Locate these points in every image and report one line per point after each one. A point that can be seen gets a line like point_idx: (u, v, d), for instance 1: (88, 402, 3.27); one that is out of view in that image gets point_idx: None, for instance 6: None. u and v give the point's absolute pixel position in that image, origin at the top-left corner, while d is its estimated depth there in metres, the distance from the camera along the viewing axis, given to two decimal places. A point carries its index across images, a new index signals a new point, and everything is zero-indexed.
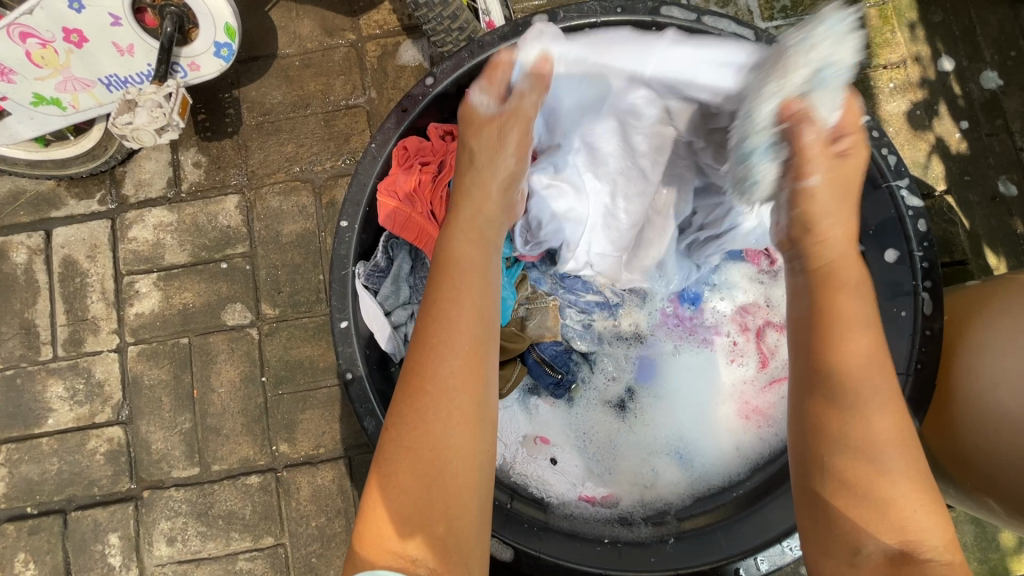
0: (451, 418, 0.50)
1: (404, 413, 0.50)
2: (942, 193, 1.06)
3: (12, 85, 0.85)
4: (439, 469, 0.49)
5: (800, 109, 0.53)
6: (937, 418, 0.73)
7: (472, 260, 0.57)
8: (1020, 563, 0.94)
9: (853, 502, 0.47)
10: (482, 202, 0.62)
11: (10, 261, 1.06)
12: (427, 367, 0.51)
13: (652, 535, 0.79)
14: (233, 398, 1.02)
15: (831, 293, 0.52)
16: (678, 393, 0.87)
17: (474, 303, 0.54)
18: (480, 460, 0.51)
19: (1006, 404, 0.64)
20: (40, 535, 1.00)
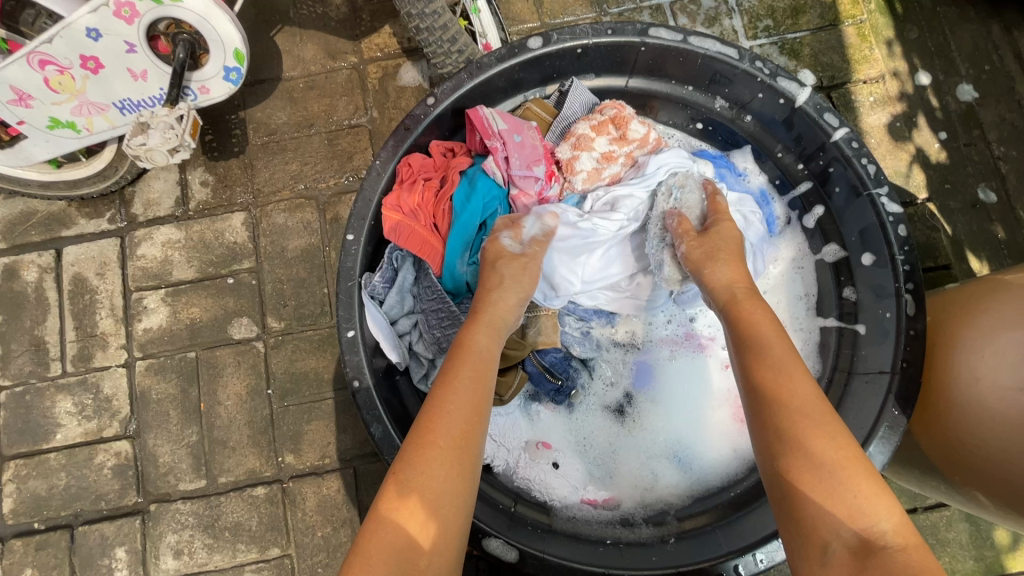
0: (447, 460, 0.55)
1: (409, 454, 0.56)
2: (923, 201, 1.09)
3: (29, 110, 0.89)
4: (427, 506, 0.53)
5: (712, 187, 0.83)
6: (928, 414, 0.75)
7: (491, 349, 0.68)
8: (1016, 560, 0.96)
9: (809, 505, 0.49)
10: (499, 305, 0.72)
11: (21, 280, 1.09)
12: (437, 423, 0.57)
13: (653, 535, 0.82)
14: (240, 410, 1.04)
15: (753, 344, 0.60)
16: (675, 397, 0.89)
17: (484, 377, 0.63)
18: (467, 506, 0.55)
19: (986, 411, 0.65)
20: (46, 550, 1.01)
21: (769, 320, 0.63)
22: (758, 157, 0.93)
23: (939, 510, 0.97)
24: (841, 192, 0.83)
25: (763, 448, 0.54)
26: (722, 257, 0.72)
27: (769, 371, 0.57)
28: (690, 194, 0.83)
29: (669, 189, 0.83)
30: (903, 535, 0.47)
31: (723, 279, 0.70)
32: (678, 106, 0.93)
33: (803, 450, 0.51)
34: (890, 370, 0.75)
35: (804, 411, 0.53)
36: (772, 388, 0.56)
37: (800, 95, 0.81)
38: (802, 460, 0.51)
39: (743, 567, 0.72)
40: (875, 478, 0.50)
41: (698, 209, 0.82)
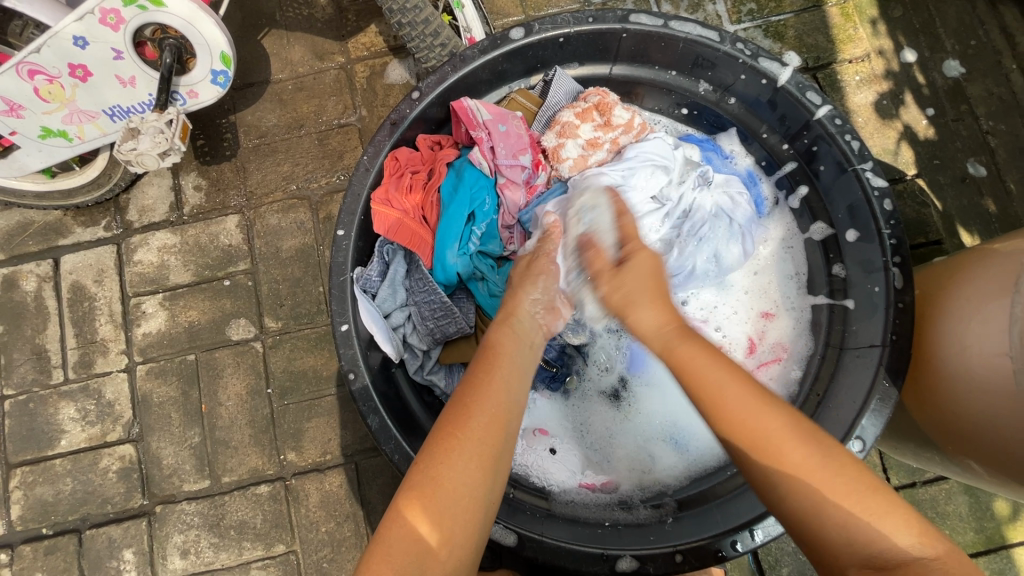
0: (467, 461, 0.55)
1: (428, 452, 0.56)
2: (913, 178, 1.09)
3: (21, 120, 0.90)
4: (448, 506, 0.54)
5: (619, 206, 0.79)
6: (926, 387, 0.74)
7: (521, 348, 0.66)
8: (1016, 530, 0.96)
9: (815, 512, 0.49)
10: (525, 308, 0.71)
11: (21, 290, 1.10)
12: (459, 422, 0.57)
13: (651, 516, 0.83)
14: (241, 410, 1.05)
15: None
16: (670, 380, 0.89)
17: (507, 380, 0.62)
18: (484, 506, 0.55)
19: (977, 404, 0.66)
20: (55, 554, 1.02)
21: (710, 358, 0.57)
22: (744, 139, 0.94)
23: (938, 483, 0.98)
24: (826, 169, 0.84)
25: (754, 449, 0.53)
26: (641, 301, 0.66)
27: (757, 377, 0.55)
28: (600, 217, 0.78)
29: (580, 212, 0.80)
30: (927, 538, 0.48)
31: (648, 323, 0.64)
32: (662, 91, 0.94)
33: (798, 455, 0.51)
34: (880, 343, 0.75)
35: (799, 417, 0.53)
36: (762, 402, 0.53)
37: (782, 74, 0.81)
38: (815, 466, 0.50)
39: (740, 543, 0.72)
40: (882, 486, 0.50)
41: (612, 232, 0.76)
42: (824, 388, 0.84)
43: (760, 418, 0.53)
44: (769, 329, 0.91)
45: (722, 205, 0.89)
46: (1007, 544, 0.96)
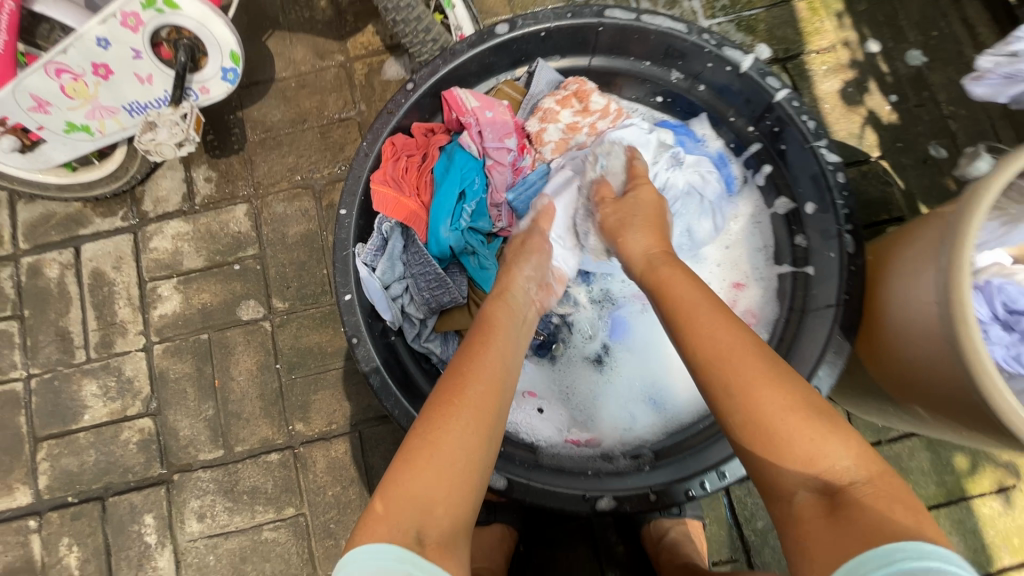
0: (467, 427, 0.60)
1: (428, 418, 0.61)
2: (877, 159, 1.16)
3: (48, 115, 0.98)
4: (451, 466, 0.58)
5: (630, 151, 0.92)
6: (877, 354, 0.80)
7: (505, 323, 0.75)
8: (975, 483, 1.03)
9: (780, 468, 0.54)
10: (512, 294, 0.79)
11: (45, 277, 1.18)
12: (458, 391, 0.63)
13: (629, 464, 0.88)
14: (251, 384, 1.13)
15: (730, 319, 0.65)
16: (648, 345, 0.98)
17: (500, 357, 0.69)
18: (481, 468, 0.60)
19: (922, 358, 0.72)
20: (81, 520, 1.09)
21: (706, 316, 0.64)
22: (714, 123, 1.02)
23: (901, 441, 1.05)
24: (785, 148, 0.91)
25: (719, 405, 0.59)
26: (633, 225, 0.81)
27: (723, 338, 0.61)
28: (615, 160, 0.91)
29: (597, 157, 0.92)
30: (863, 463, 0.53)
31: (640, 247, 0.78)
32: (638, 81, 1.02)
33: (756, 406, 0.56)
34: (834, 304, 0.84)
35: (757, 370, 0.58)
36: (725, 360, 0.60)
37: (744, 62, 0.89)
38: (772, 409, 0.56)
39: (708, 483, 0.79)
40: (831, 420, 0.55)
41: (621, 174, 0.90)
42: (789, 341, 0.90)
43: (724, 374, 0.59)
44: (739, 298, 0.99)
45: (693, 183, 0.98)
46: (967, 496, 1.03)
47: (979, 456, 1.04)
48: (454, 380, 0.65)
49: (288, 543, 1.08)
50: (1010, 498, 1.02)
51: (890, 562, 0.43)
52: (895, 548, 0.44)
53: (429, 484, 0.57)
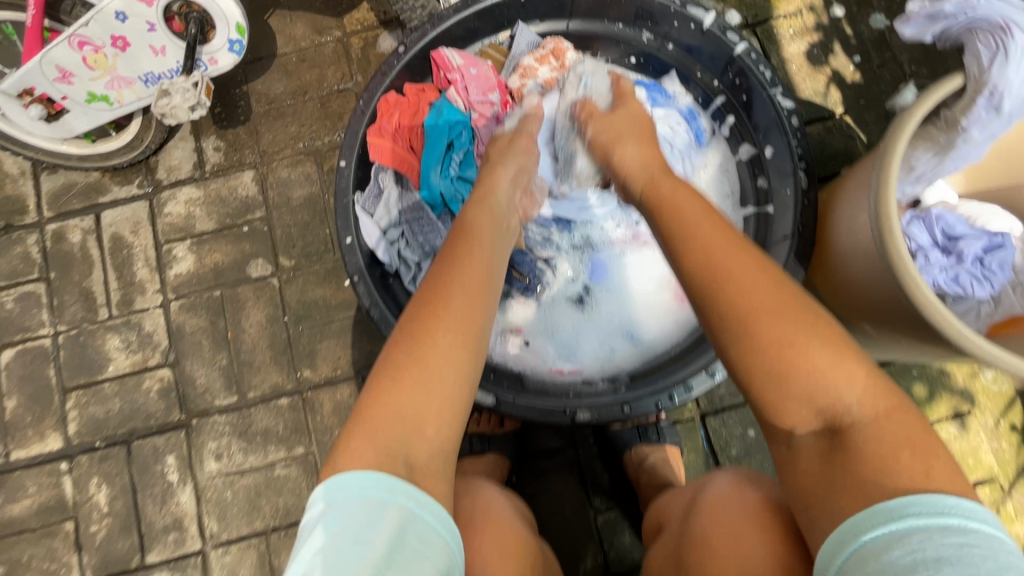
0: (453, 348, 0.64)
1: (410, 340, 0.64)
2: (841, 115, 1.24)
3: (71, 86, 1.06)
4: (436, 384, 0.63)
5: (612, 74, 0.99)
6: (829, 275, 0.90)
7: (481, 239, 0.77)
8: (932, 410, 1.11)
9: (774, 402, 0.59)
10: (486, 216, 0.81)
11: (68, 242, 1.27)
12: (437, 310, 0.65)
13: (607, 387, 0.96)
14: (261, 335, 1.22)
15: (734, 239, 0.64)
16: (625, 285, 1.06)
17: (475, 274, 0.71)
18: (464, 382, 0.65)
19: (871, 290, 0.82)
20: (109, 461, 1.19)
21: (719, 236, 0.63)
22: (684, 80, 1.09)
23: None
24: (746, 97, 0.99)
25: (723, 341, 0.61)
26: (627, 140, 0.83)
27: (732, 271, 0.61)
28: (597, 80, 0.98)
29: (580, 78, 1.00)
30: (869, 402, 0.56)
31: (633, 160, 0.80)
32: (613, 43, 1.10)
33: (760, 341, 0.58)
34: (789, 235, 0.91)
35: (766, 308, 0.59)
36: (736, 299, 0.60)
37: (707, 19, 0.96)
38: (783, 352, 0.57)
39: (676, 396, 0.87)
40: (843, 357, 0.57)
41: (605, 91, 0.96)
42: None
43: (736, 315, 0.59)
44: None
45: (665, 135, 1.06)
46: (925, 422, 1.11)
47: (936, 385, 1.12)
48: (434, 297, 0.68)
49: (299, 478, 1.17)
50: (964, 423, 1.11)
51: (901, 518, 0.49)
52: (909, 503, 0.49)
53: (421, 404, 0.62)
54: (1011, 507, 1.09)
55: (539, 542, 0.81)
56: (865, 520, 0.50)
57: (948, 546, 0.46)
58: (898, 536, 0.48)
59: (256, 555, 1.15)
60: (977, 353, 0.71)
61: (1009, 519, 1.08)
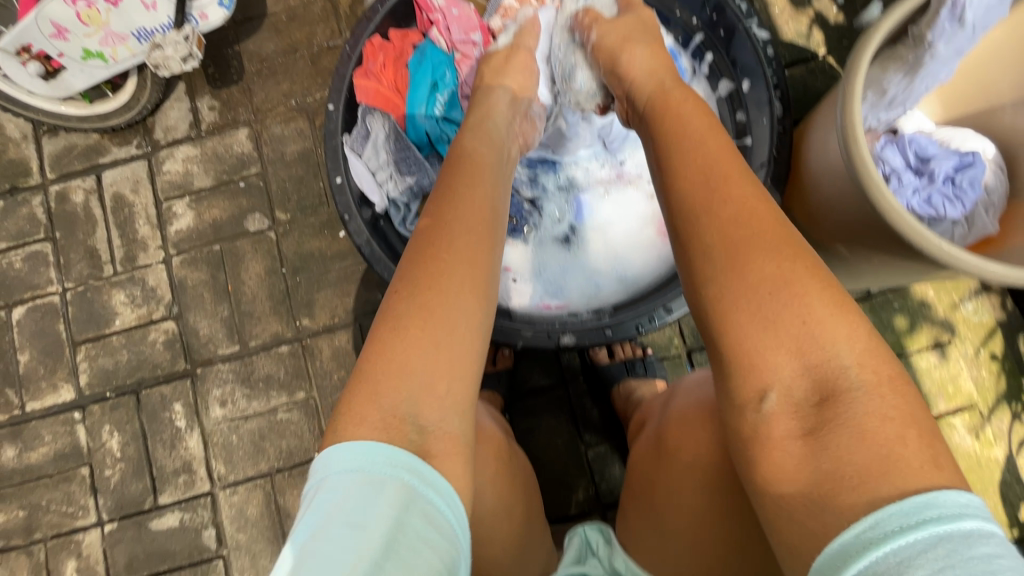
0: (458, 293, 0.60)
1: (412, 288, 0.60)
2: (823, 57, 1.25)
3: (67, 43, 1.08)
4: (438, 332, 0.58)
5: None
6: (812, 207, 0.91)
7: (479, 182, 0.73)
8: (913, 341, 1.14)
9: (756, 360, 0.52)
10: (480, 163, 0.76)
11: (71, 202, 1.31)
12: (436, 259, 0.62)
13: (592, 315, 0.99)
14: (261, 287, 1.26)
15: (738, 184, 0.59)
16: (609, 223, 1.09)
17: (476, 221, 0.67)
18: (472, 331, 0.60)
19: (846, 207, 0.83)
20: (119, 410, 1.25)
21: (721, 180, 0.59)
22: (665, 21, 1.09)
23: None
24: (724, 33, 1.01)
25: (708, 279, 0.55)
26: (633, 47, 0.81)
27: (731, 203, 0.56)
28: None
29: None
30: (869, 367, 0.49)
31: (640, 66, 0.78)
32: None
33: (752, 289, 0.53)
34: (765, 163, 0.94)
35: (762, 245, 0.54)
36: (730, 236, 0.55)
37: None
38: (777, 293, 0.52)
39: (657, 318, 0.91)
40: (841, 312, 0.51)
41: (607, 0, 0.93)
42: None
43: (725, 245, 0.55)
44: None
45: None
46: (905, 352, 1.14)
47: (916, 316, 1.15)
48: (433, 245, 0.64)
49: (300, 422, 1.22)
50: (944, 352, 1.14)
51: (920, 524, 0.41)
52: (929, 503, 0.41)
53: (425, 357, 0.57)
54: (990, 431, 1.11)
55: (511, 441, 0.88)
56: (874, 529, 0.42)
57: (975, 560, 0.38)
58: (916, 550, 0.40)
59: (262, 495, 1.20)
60: (974, 269, 0.72)
61: (987, 444, 1.11)
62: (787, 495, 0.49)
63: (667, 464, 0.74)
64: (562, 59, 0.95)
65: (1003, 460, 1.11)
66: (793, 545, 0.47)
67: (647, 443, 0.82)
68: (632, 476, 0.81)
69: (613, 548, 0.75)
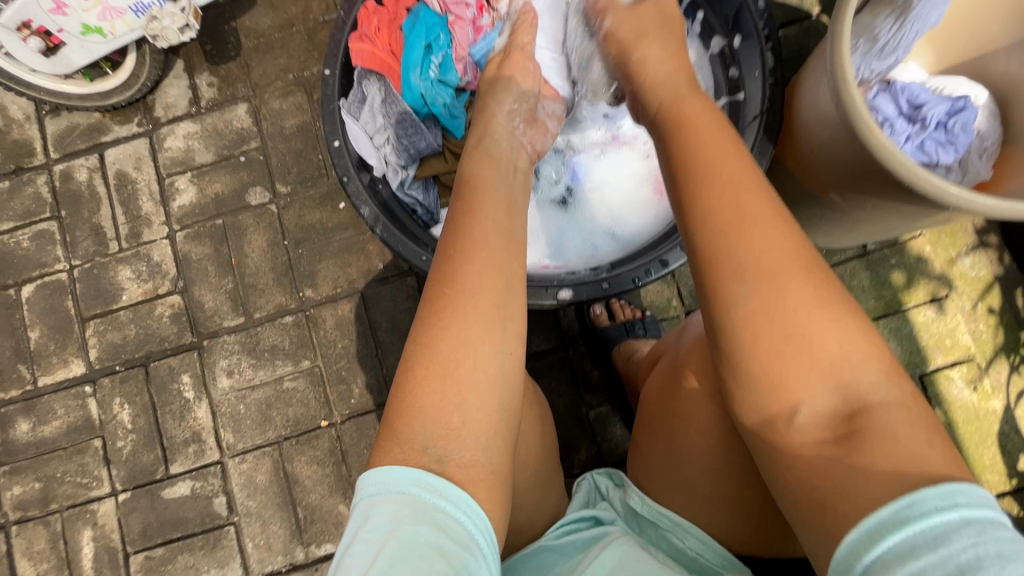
0: (467, 318, 0.58)
1: (425, 325, 0.58)
2: (817, 16, 1.25)
3: (66, 18, 1.10)
4: (448, 369, 0.56)
5: None
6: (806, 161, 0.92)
7: (489, 181, 0.71)
8: (910, 296, 1.15)
9: (784, 378, 0.50)
10: (491, 171, 0.73)
11: (75, 181, 1.33)
12: (448, 286, 0.59)
13: (588, 271, 0.99)
14: (264, 259, 1.28)
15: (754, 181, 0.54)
16: (604, 184, 1.11)
17: (491, 236, 0.63)
18: (490, 361, 0.58)
19: (841, 155, 0.83)
20: (129, 382, 1.27)
21: (741, 169, 0.54)
22: None
23: (843, 265, 1.17)
24: None
25: (736, 299, 0.51)
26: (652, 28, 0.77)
27: (761, 222, 0.51)
28: None
29: None
30: (894, 381, 0.49)
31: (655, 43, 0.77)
32: None
33: (783, 302, 0.50)
34: (758, 114, 0.95)
35: (793, 266, 0.50)
36: (756, 245, 0.51)
37: None
38: (809, 317, 0.49)
39: (652, 270, 0.92)
40: (866, 332, 0.50)
41: None
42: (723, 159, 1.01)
43: (757, 268, 0.50)
44: None
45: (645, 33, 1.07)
46: (902, 308, 1.15)
47: (913, 272, 1.16)
48: (447, 269, 0.61)
49: (306, 390, 1.24)
50: (942, 307, 1.15)
51: (951, 508, 0.40)
52: (956, 489, 0.41)
53: (435, 398, 0.56)
54: (988, 384, 1.12)
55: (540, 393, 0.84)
56: (910, 508, 0.41)
57: (1004, 540, 0.38)
58: (946, 532, 0.39)
59: (271, 462, 1.22)
60: (970, 209, 0.73)
61: (985, 396, 1.12)
62: (812, 506, 0.48)
63: (674, 409, 0.73)
64: (578, 47, 0.96)
65: (1001, 411, 1.12)
66: (820, 537, 0.47)
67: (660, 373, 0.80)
68: (647, 407, 0.79)
69: (625, 490, 0.76)
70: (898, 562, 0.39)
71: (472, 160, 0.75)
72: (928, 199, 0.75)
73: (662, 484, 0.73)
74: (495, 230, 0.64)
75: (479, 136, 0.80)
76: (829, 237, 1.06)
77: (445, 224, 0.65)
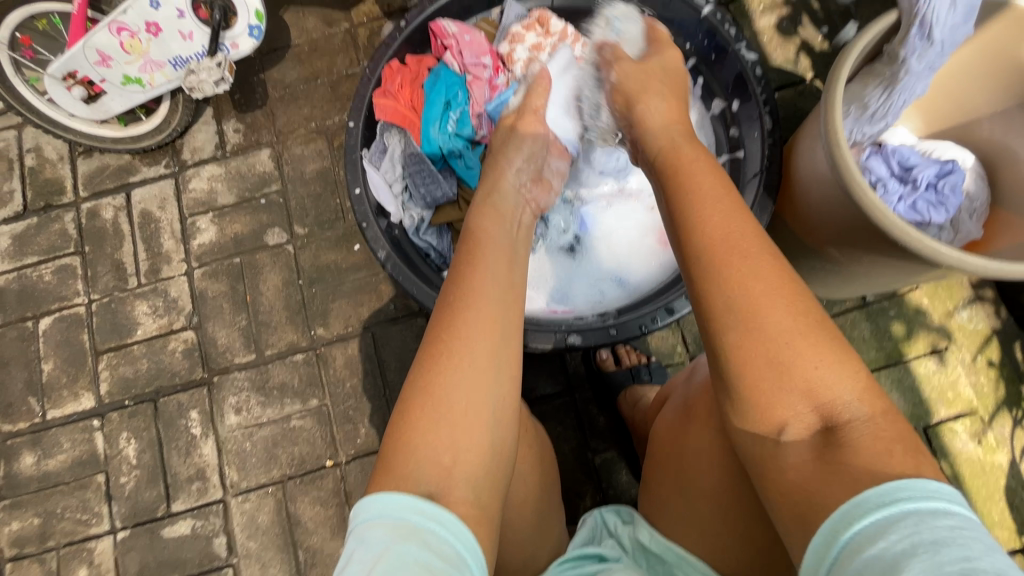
0: (462, 367, 0.60)
1: (422, 370, 0.60)
2: (811, 80, 1.33)
3: (110, 70, 1.19)
4: (445, 412, 0.58)
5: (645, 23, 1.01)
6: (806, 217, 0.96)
7: (492, 235, 0.75)
8: (910, 347, 1.17)
9: (767, 398, 0.53)
10: (492, 224, 0.77)
11: (101, 219, 1.38)
12: (449, 330, 0.62)
13: (596, 317, 1.02)
14: (278, 297, 1.31)
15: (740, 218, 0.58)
16: (609, 233, 1.15)
17: (489, 284, 0.66)
18: (484, 404, 0.60)
19: (837, 213, 0.88)
20: (137, 417, 1.28)
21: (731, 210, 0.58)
22: None
23: (843, 315, 1.19)
24: (715, 56, 1.08)
25: (724, 330, 0.54)
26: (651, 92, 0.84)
27: (743, 273, 0.53)
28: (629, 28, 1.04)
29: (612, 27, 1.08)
30: (868, 400, 0.51)
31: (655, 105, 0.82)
32: None
33: (762, 327, 0.52)
34: (758, 172, 0.99)
35: (778, 299, 0.52)
36: (744, 280, 0.53)
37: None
38: (791, 345, 0.51)
39: (658, 318, 0.95)
40: (844, 352, 0.52)
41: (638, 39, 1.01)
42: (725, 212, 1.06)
43: (745, 304, 0.53)
44: None
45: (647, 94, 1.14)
46: (903, 358, 1.17)
47: (913, 323, 1.18)
48: (448, 315, 0.63)
49: (313, 428, 1.25)
50: (943, 358, 1.17)
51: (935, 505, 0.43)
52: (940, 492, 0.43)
53: (432, 438, 0.57)
54: (991, 437, 1.13)
55: (538, 431, 0.86)
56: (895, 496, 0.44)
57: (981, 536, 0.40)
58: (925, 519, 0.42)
59: (273, 502, 1.22)
60: (958, 267, 0.76)
61: (990, 449, 1.13)
62: (788, 508, 0.51)
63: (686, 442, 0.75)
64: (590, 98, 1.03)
65: (1006, 465, 1.12)
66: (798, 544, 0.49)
67: (672, 413, 0.82)
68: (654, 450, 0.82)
69: (633, 526, 0.76)
70: (873, 535, 0.42)
71: (476, 212, 0.79)
72: (920, 256, 0.79)
73: (674, 522, 0.73)
74: (492, 278, 0.67)
75: (485, 192, 0.84)
76: (829, 289, 1.09)
77: (450, 271, 0.69)
